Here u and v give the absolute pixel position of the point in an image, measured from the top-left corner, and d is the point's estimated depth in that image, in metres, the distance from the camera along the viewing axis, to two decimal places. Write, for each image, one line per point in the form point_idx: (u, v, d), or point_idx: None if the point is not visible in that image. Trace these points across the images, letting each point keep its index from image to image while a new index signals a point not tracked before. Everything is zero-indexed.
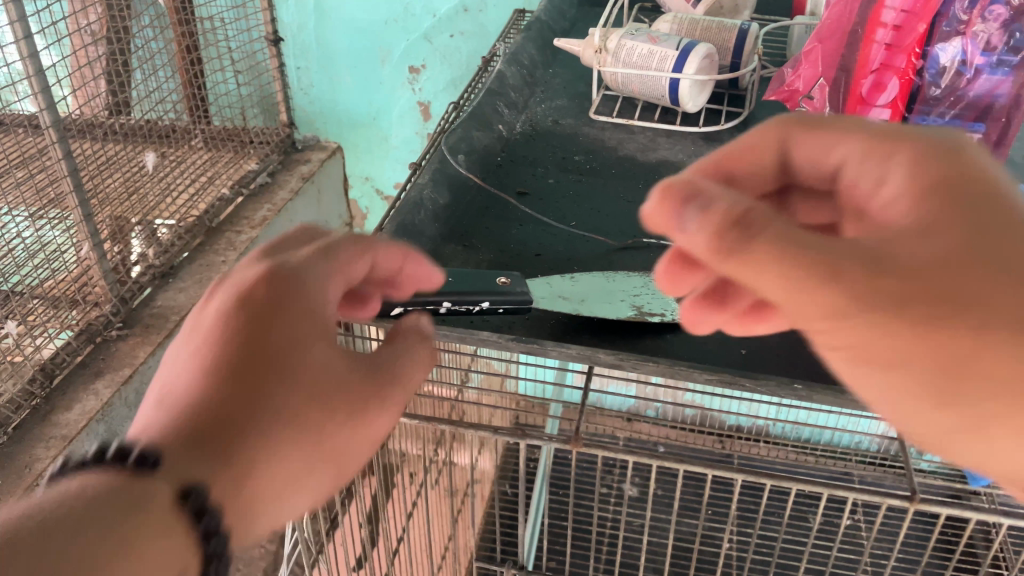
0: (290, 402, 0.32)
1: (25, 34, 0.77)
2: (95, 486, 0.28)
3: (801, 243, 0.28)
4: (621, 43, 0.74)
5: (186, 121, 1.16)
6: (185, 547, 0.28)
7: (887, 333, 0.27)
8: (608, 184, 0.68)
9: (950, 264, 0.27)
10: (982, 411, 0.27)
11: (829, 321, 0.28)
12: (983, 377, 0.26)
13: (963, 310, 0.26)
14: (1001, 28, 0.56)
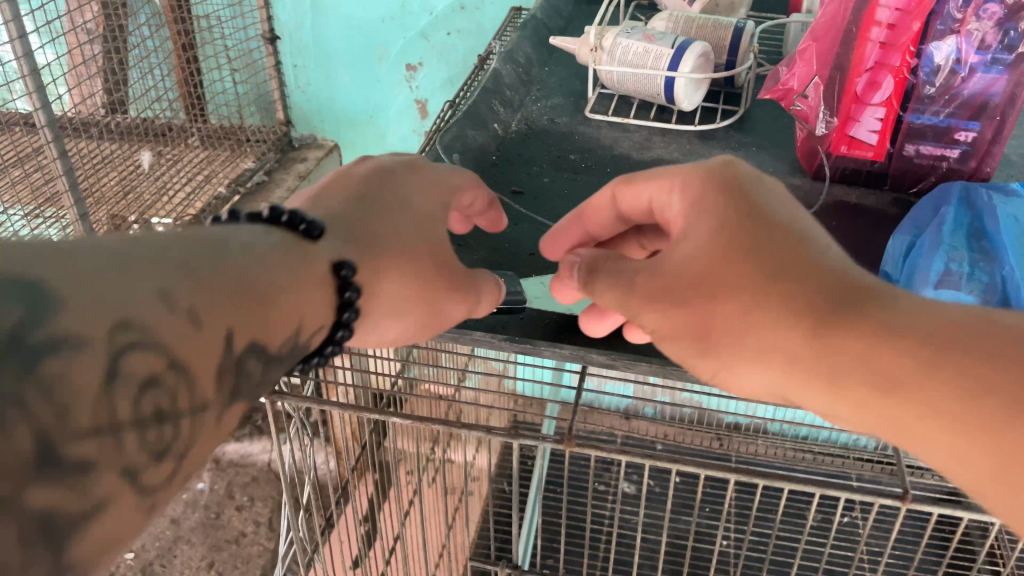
0: (403, 249, 0.42)
1: (20, 34, 0.77)
2: (275, 238, 0.37)
3: (615, 272, 0.41)
4: (617, 41, 0.74)
5: (182, 119, 1.16)
6: (321, 313, 0.37)
7: (662, 311, 0.37)
8: (604, 183, 0.68)
9: (696, 253, 0.37)
10: (733, 354, 0.35)
11: (639, 312, 0.39)
12: (721, 329, 0.35)
13: (697, 286, 0.36)
14: (995, 27, 0.56)
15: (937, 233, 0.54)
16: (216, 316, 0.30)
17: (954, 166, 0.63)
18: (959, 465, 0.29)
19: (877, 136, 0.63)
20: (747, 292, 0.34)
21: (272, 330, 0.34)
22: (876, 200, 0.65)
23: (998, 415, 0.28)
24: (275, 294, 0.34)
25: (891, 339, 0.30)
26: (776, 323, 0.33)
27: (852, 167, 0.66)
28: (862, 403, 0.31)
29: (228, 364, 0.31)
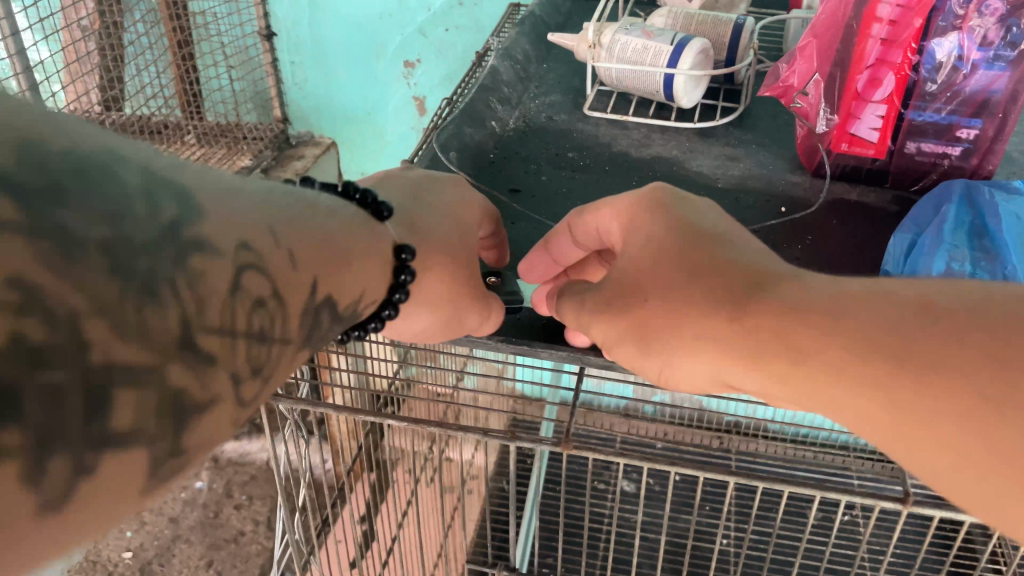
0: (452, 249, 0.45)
1: (12, 32, 0.76)
2: (356, 217, 0.39)
3: (574, 296, 0.44)
4: (614, 38, 0.73)
5: (179, 116, 1.11)
6: (371, 298, 0.39)
7: (611, 318, 0.40)
8: (602, 181, 0.68)
9: (630, 265, 0.40)
10: (671, 349, 0.38)
11: (593, 326, 0.42)
12: (658, 327, 0.38)
13: (635, 294, 0.39)
14: (997, 23, 0.56)
15: (938, 232, 0.54)
16: (304, 270, 0.33)
17: (956, 163, 0.62)
18: (870, 423, 0.31)
19: (878, 133, 0.63)
20: (675, 293, 0.37)
21: (342, 296, 0.36)
22: (877, 198, 0.65)
23: (891, 369, 0.30)
24: (347, 265, 0.36)
25: (796, 315, 0.33)
26: (698, 316, 0.36)
27: (853, 164, 0.65)
28: (780, 375, 0.34)
29: (312, 313, 0.33)
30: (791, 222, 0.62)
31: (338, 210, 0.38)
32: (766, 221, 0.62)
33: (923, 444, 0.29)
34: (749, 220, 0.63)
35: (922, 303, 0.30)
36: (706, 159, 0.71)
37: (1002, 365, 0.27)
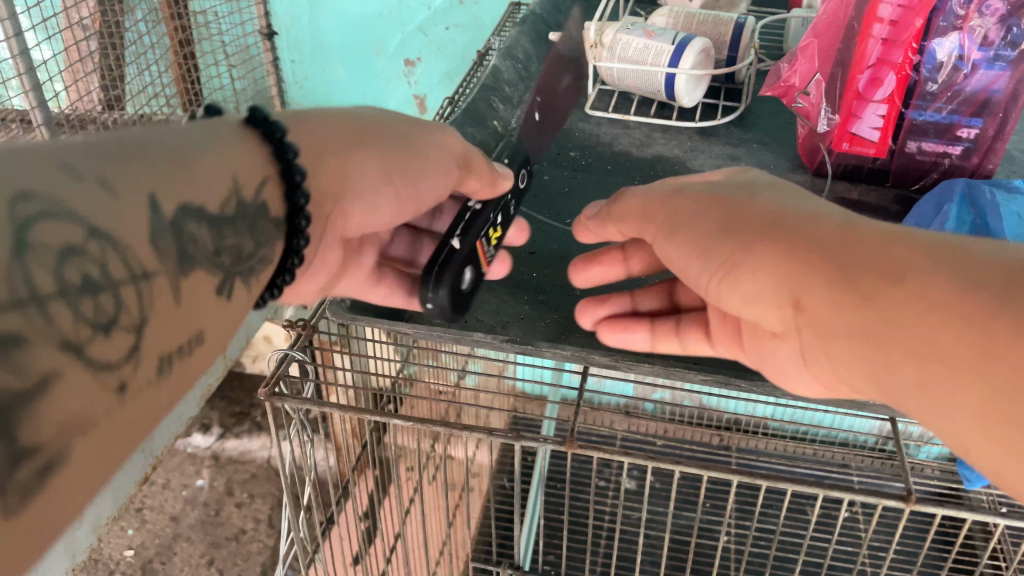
0: (353, 133, 0.43)
1: (15, 31, 0.74)
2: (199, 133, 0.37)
3: (634, 203, 0.46)
4: (617, 37, 0.73)
5: (180, 114, 1.10)
6: (273, 202, 0.39)
7: (695, 200, 0.43)
8: (604, 180, 0.68)
9: (735, 183, 0.43)
10: (760, 235, 0.38)
11: (658, 208, 0.44)
12: (757, 213, 0.39)
13: (737, 194, 0.41)
14: (998, 23, 0.56)
15: (939, 231, 0.54)
16: (163, 185, 0.32)
17: (957, 162, 0.62)
18: (946, 358, 0.31)
19: (879, 133, 0.63)
20: (783, 200, 0.40)
21: (231, 193, 0.36)
22: (878, 197, 0.65)
23: (991, 310, 0.30)
24: (213, 159, 0.35)
25: (904, 241, 0.34)
26: (804, 217, 0.38)
27: (853, 164, 0.65)
28: (865, 295, 0.33)
29: (205, 226, 0.34)
30: None
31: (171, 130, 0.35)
32: None
33: (984, 383, 0.30)
34: None
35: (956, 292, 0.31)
36: (707, 158, 0.71)
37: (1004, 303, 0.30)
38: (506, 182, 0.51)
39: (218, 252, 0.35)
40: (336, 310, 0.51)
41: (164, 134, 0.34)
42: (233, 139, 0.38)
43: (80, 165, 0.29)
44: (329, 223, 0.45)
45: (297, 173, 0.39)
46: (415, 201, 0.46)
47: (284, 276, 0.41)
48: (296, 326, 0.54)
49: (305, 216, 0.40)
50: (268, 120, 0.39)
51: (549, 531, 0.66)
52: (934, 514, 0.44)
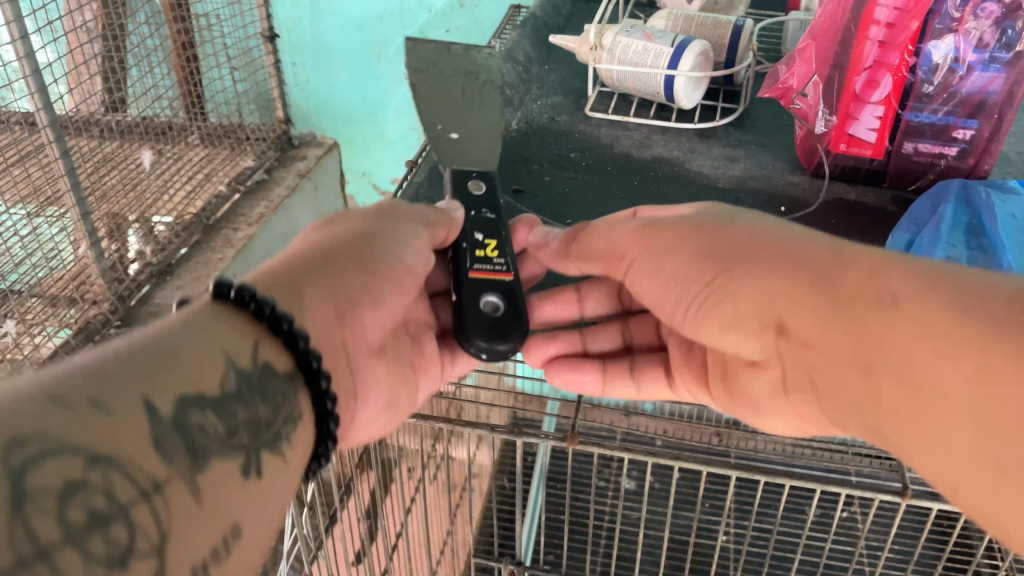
0: (312, 258, 0.41)
1: (21, 34, 0.75)
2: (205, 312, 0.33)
3: (603, 229, 0.48)
4: (616, 40, 0.74)
5: (183, 117, 1.11)
6: (276, 358, 0.34)
7: (674, 230, 0.44)
8: (605, 181, 0.69)
9: (710, 212, 0.44)
10: (739, 259, 0.40)
11: (631, 238, 0.46)
12: (734, 245, 0.41)
13: (711, 225, 0.43)
14: (993, 26, 0.57)
15: (934, 232, 0.54)
16: (159, 386, 0.28)
17: (952, 163, 0.63)
18: (941, 388, 0.31)
19: (876, 134, 0.64)
20: (756, 225, 0.41)
21: (228, 366, 0.31)
22: (875, 198, 0.66)
23: (988, 343, 0.29)
24: (198, 338, 0.31)
25: (899, 270, 0.34)
26: (785, 244, 0.39)
27: (851, 164, 0.67)
28: (856, 317, 0.34)
29: (212, 413, 0.30)
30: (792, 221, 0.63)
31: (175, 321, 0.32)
32: None
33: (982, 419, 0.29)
34: None
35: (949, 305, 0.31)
36: (706, 159, 0.72)
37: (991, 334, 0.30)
38: (462, 211, 0.51)
39: (233, 433, 0.30)
40: None
41: (143, 337, 0.30)
42: (215, 315, 0.33)
43: (70, 393, 0.25)
44: (351, 351, 0.41)
45: (285, 320, 0.35)
46: (406, 283, 0.45)
47: (331, 423, 0.36)
48: None
49: (316, 355, 0.35)
50: (237, 287, 0.35)
51: (550, 528, 0.66)
52: (929, 507, 0.45)
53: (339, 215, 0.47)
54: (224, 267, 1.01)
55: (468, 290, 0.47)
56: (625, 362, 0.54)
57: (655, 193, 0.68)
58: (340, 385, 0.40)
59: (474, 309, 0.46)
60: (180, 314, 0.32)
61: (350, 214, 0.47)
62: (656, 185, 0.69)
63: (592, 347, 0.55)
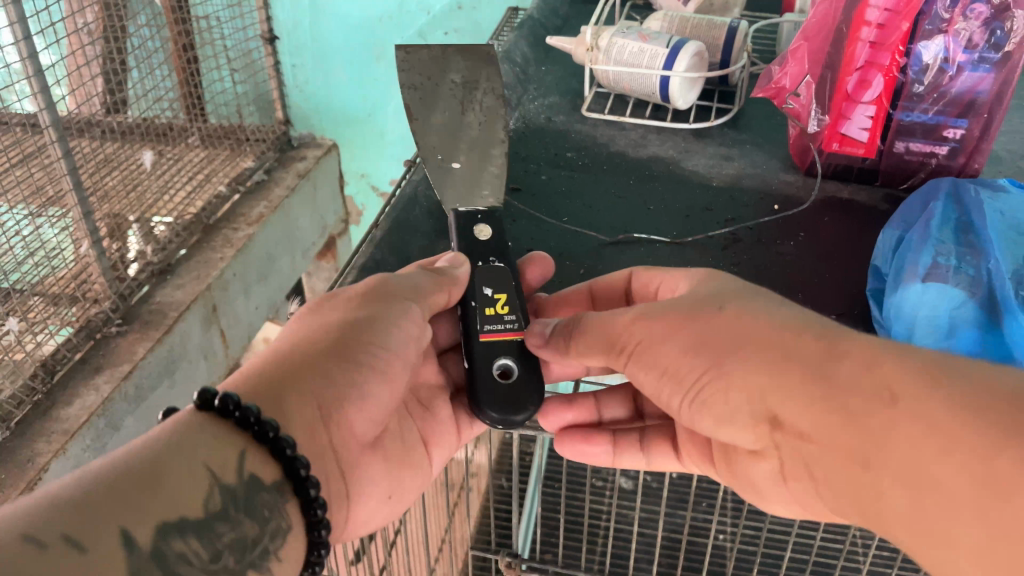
0: (297, 355, 0.41)
1: (25, 35, 0.76)
2: (186, 427, 0.34)
3: (597, 321, 0.44)
4: (612, 41, 0.75)
5: (182, 119, 1.11)
6: (262, 469, 0.35)
7: (666, 320, 0.41)
8: (601, 180, 0.70)
9: (700, 293, 0.42)
10: (728, 352, 0.38)
11: (625, 331, 0.43)
12: (720, 335, 0.39)
13: (707, 304, 0.40)
14: (982, 26, 0.58)
15: (924, 229, 0.54)
16: (138, 515, 0.28)
17: (943, 162, 0.64)
18: (949, 493, 0.29)
19: (867, 134, 0.64)
20: (747, 310, 0.39)
21: (212, 485, 0.32)
22: (868, 197, 0.67)
23: (996, 447, 0.27)
24: (183, 458, 0.32)
25: (896, 360, 0.32)
26: (783, 335, 0.36)
27: (844, 164, 0.68)
28: (856, 416, 0.32)
29: (195, 538, 0.30)
30: (784, 219, 0.64)
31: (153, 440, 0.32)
32: (760, 219, 0.65)
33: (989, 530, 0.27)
34: (742, 217, 0.65)
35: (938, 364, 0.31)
36: (701, 159, 0.73)
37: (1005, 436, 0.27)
38: (463, 267, 0.49)
39: (217, 557, 0.31)
40: None
41: (127, 455, 0.30)
42: (201, 427, 0.34)
43: (44, 531, 0.26)
44: (339, 446, 0.42)
45: (268, 428, 0.35)
46: (396, 369, 0.45)
47: (321, 529, 0.37)
48: None
49: (303, 461, 0.36)
50: (221, 395, 0.35)
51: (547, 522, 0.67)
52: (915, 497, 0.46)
53: (330, 297, 0.46)
54: (224, 266, 1.02)
55: (483, 354, 0.46)
56: (635, 434, 0.53)
57: (651, 192, 0.69)
58: (331, 486, 0.41)
59: (486, 376, 0.45)
60: (166, 430, 0.33)
61: (342, 295, 0.46)
62: (651, 184, 0.70)
63: (606, 416, 0.55)
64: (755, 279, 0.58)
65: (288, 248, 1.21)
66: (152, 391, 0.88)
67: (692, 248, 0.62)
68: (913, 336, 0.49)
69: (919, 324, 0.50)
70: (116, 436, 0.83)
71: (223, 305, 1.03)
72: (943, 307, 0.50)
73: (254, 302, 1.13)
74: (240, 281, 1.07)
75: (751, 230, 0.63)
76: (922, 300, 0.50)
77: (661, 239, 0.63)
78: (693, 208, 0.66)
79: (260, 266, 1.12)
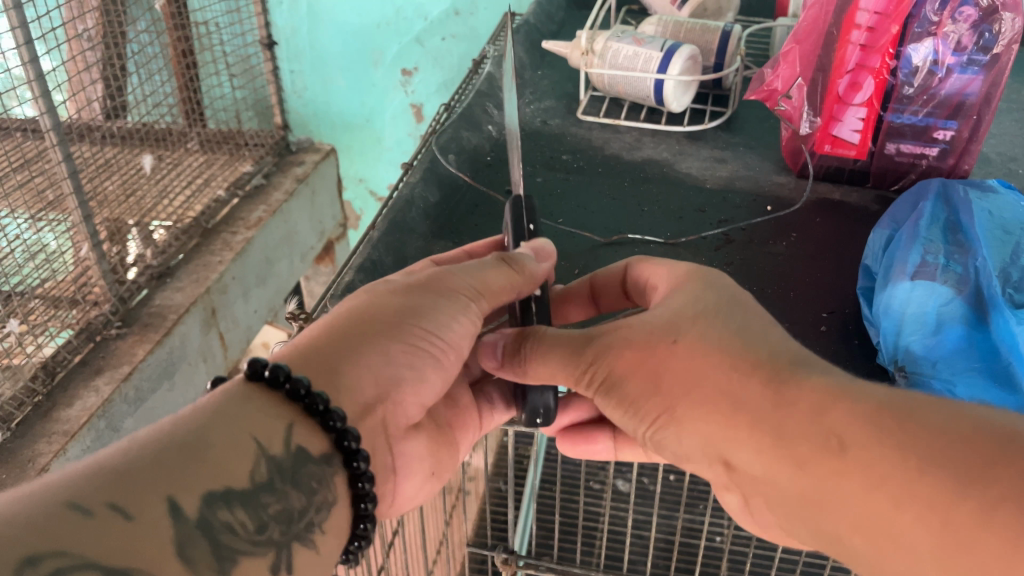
0: (355, 338, 0.40)
1: (25, 40, 0.76)
2: (230, 397, 0.35)
3: (547, 337, 0.41)
4: (607, 46, 0.76)
5: (182, 124, 1.14)
6: (310, 441, 0.36)
7: (626, 358, 0.39)
8: (594, 182, 0.71)
9: (659, 313, 0.40)
10: (682, 394, 0.37)
11: (588, 361, 0.40)
12: (675, 377, 0.37)
13: (667, 330, 0.39)
14: (971, 29, 0.59)
15: (913, 228, 0.55)
16: (180, 484, 0.30)
17: (934, 163, 0.65)
18: (910, 545, 0.29)
19: (859, 135, 0.66)
20: (715, 335, 0.37)
21: (258, 457, 0.34)
22: (859, 198, 0.68)
23: (950, 496, 0.28)
24: (230, 428, 0.33)
25: (846, 405, 0.32)
26: (732, 372, 0.36)
27: (835, 165, 0.69)
28: (803, 463, 0.32)
29: (240, 508, 0.32)
30: (776, 220, 0.65)
31: (199, 409, 0.34)
32: (752, 219, 0.65)
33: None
34: (736, 218, 0.66)
35: (886, 405, 0.31)
36: (695, 160, 0.73)
37: (975, 476, 0.28)
38: (546, 262, 0.47)
39: (262, 529, 0.33)
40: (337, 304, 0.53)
41: (172, 426, 0.32)
42: (244, 399, 0.35)
43: (87, 498, 0.27)
44: (389, 424, 0.42)
45: (319, 401, 0.36)
46: (450, 358, 0.44)
47: (367, 502, 0.38)
48: (299, 317, 0.51)
49: (353, 435, 0.37)
50: (271, 365, 0.36)
51: (545, 521, 0.68)
52: None
53: (386, 279, 0.45)
54: (223, 268, 1.03)
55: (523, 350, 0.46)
56: None
57: (645, 193, 0.69)
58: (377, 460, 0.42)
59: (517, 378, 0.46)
60: (213, 402, 0.34)
61: (399, 279, 0.44)
62: (645, 185, 0.70)
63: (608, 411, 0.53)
64: (749, 278, 0.59)
65: (287, 252, 1.22)
66: (152, 392, 0.89)
67: (686, 248, 0.62)
68: (901, 332, 0.50)
69: (907, 321, 0.50)
70: (116, 437, 0.83)
71: (223, 308, 1.03)
72: (930, 303, 0.50)
73: (253, 305, 1.13)
74: (239, 284, 1.08)
75: (744, 230, 0.64)
76: (909, 297, 0.50)
77: (656, 239, 0.63)
78: (687, 209, 0.67)
79: (259, 270, 1.13)
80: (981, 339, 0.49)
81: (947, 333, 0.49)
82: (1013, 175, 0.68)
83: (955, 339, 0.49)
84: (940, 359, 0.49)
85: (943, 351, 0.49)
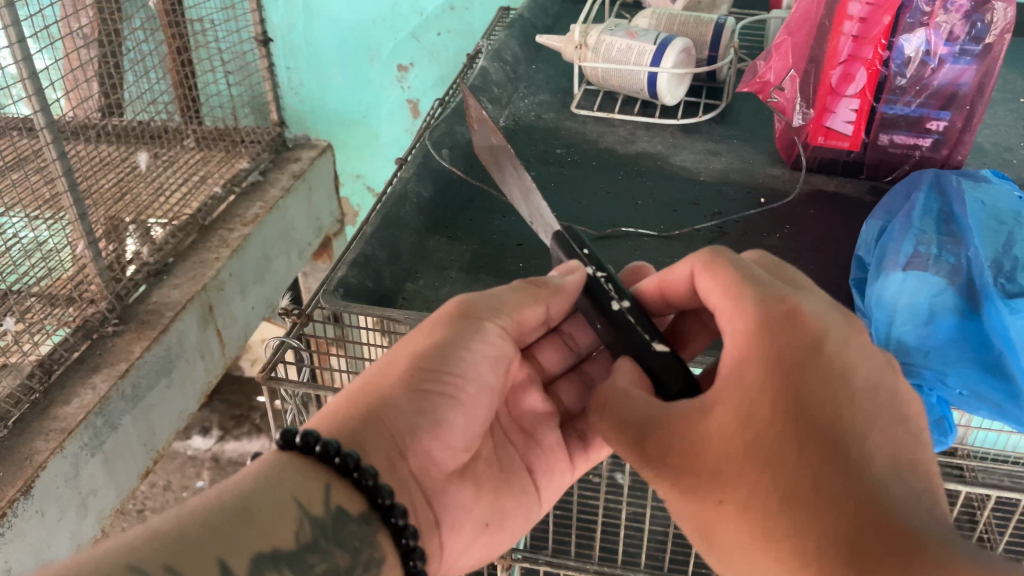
0: (366, 409, 0.40)
1: (19, 38, 0.76)
2: (271, 461, 0.36)
3: (619, 422, 0.39)
4: (601, 39, 0.76)
5: (178, 121, 1.15)
6: (348, 501, 0.37)
7: (673, 493, 0.36)
8: (590, 176, 0.71)
9: (720, 432, 0.35)
10: (737, 558, 0.34)
11: (652, 479, 0.38)
12: (725, 538, 0.34)
13: (711, 477, 0.34)
14: (963, 19, 0.59)
15: (906, 219, 0.55)
16: (231, 546, 0.32)
17: (927, 154, 0.65)
18: None
19: (852, 126, 0.65)
20: (762, 495, 0.32)
21: (302, 518, 0.35)
22: (853, 189, 0.68)
23: None
24: (273, 494, 0.35)
25: None
26: (773, 549, 0.32)
27: (829, 157, 0.68)
28: None
29: (287, 568, 0.33)
30: (770, 212, 0.65)
31: (246, 477, 0.35)
32: (746, 211, 0.65)
33: None
34: (729, 211, 0.66)
35: None
36: (689, 154, 0.73)
37: None
38: (575, 273, 0.47)
39: None
40: (330, 298, 0.52)
41: (220, 492, 0.33)
42: (285, 466, 0.36)
43: (147, 562, 0.29)
44: (421, 476, 0.42)
45: (349, 461, 0.37)
46: (472, 395, 0.44)
47: (416, 558, 0.39)
48: (292, 313, 0.52)
49: (386, 490, 0.38)
50: (301, 434, 0.37)
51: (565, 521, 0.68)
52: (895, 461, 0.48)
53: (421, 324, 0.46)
54: (219, 266, 1.03)
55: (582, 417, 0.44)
56: None
57: (639, 186, 0.69)
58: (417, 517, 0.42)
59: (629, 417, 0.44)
60: (255, 467, 0.36)
61: (426, 323, 0.45)
62: (639, 179, 0.70)
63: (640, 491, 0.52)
64: None
65: (284, 249, 1.22)
66: (149, 389, 0.89)
67: (680, 241, 0.62)
68: (893, 323, 0.50)
69: (900, 313, 0.50)
70: (114, 434, 0.84)
71: (219, 304, 1.03)
72: (923, 294, 0.50)
73: (251, 302, 1.13)
74: (236, 281, 1.08)
75: (737, 223, 0.64)
76: (902, 288, 0.50)
77: (650, 233, 0.63)
78: (681, 203, 0.67)
79: (257, 267, 1.13)
80: (986, 360, 0.48)
81: (940, 329, 0.49)
82: (1007, 166, 0.68)
83: (949, 339, 0.49)
84: (933, 349, 0.49)
85: (935, 342, 0.49)
